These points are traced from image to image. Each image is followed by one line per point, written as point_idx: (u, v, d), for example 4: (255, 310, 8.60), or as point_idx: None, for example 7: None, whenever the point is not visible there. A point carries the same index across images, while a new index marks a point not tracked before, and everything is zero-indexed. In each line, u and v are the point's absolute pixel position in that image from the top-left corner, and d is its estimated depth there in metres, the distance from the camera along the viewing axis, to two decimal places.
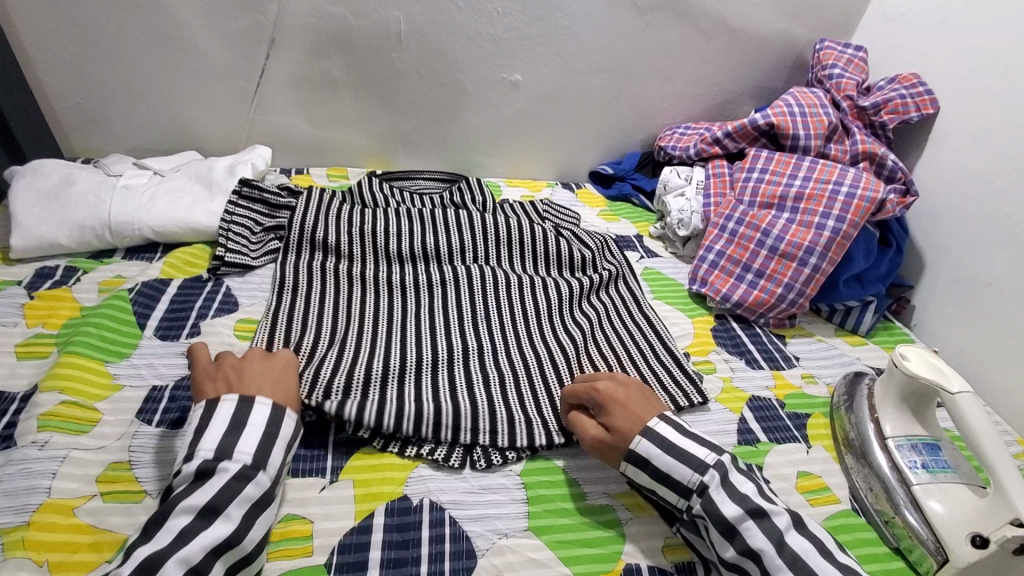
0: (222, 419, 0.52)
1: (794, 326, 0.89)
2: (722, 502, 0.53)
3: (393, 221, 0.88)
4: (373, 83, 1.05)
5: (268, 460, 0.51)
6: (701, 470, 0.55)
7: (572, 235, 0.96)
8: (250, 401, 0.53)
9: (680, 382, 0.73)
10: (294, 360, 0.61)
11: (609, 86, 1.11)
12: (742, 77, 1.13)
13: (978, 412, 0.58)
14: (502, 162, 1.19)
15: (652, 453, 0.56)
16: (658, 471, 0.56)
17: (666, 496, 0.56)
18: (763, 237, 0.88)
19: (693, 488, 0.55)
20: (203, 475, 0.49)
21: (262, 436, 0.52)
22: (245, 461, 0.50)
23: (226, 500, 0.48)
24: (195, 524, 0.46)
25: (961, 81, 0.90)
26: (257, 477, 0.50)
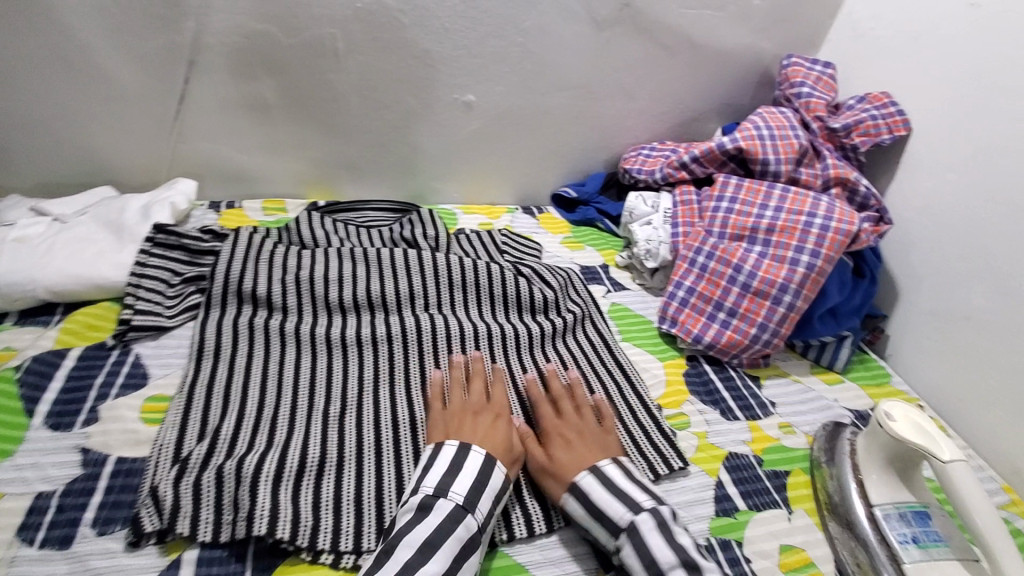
0: (440, 463, 0.57)
1: (768, 365, 0.84)
2: (653, 543, 0.53)
3: (333, 264, 0.79)
4: (312, 106, 0.95)
5: (477, 503, 0.55)
6: (634, 510, 0.55)
7: (533, 272, 0.89)
8: (467, 446, 0.58)
9: (656, 447, 0.67)
10: (500, 406, 0.65)
11: (569, 105, 1.04)
12: (708, 93, 1.07)
13: (972, 484, 0.54)
14: (458, 187, 1.11)
15: (593, 491, 0.57)
16: (596, 508, 0.56)
17: (599, 536, 0.56)
18: (735, 273, 0.83)
19: (623, 526, 0.55)
20: (423, 510, 0.53)
21: (476, 482, 0.56)
22: (460, 501, 0.54)
23: (439, 538, 0.51)
24: (416, 560, 0.50)
25: (933, 102, 0.86)
26: (467, 519, 0.53)
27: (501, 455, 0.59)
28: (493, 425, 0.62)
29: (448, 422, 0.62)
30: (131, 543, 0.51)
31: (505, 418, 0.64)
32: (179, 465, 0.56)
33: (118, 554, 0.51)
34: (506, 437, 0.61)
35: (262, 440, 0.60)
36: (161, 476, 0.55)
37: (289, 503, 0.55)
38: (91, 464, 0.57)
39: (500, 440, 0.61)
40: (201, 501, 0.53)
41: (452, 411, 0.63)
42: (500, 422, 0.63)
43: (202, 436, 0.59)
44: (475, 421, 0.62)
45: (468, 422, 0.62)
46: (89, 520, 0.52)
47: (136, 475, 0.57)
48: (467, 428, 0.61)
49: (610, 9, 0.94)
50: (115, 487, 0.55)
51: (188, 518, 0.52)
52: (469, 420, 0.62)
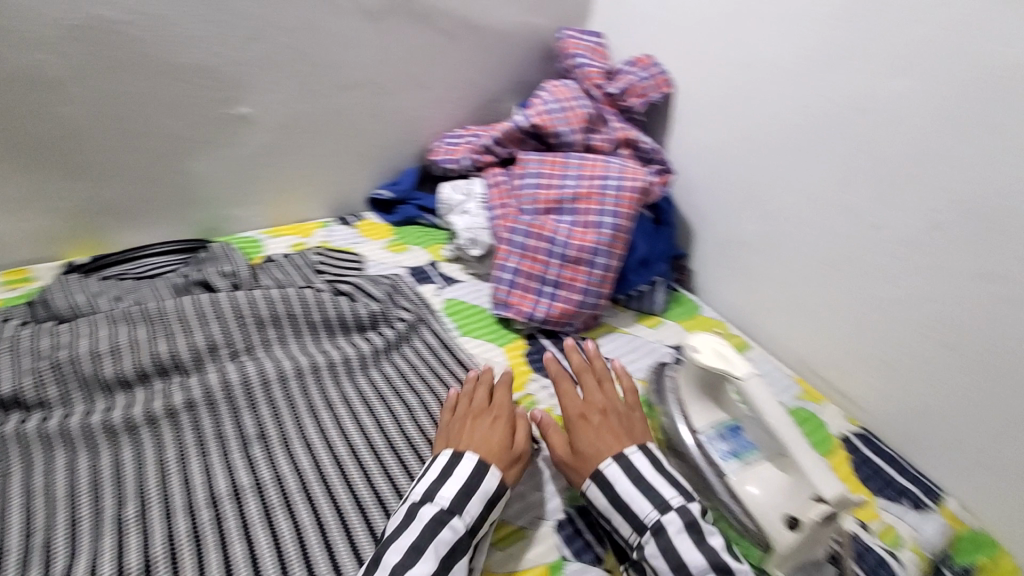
0: (432, 471, 0.59)
1: (599, 324, 0.89)
2: (697, 532, 0.56)
3: (100, 335, 0.66)
4: (38, 148, 0.78)
5: (465, 507, 0.56)
6: (681, 495, 0.59)
7: (354, 288, 0.83)
8: (462, 453, 0.60)
9: None
10: (501, 407, 0.66)
11: (360, 104, 0.98)
12: (499, 74, 1.08)
13: (764, 393, 0.62)
14: (258, 210, 1.00)
15: (619, 482, 0.60)
16: (619, 499, 0.59)
17: (623, 528, 0.59)
18: (552, 246, 0.85)
19: (658, 515, 0.58)
20: (409, 518, 0.55)
21: (463, 485, 0.57)
22: (445, 505, 0.55)
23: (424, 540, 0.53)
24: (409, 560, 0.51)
25: (686, 59, 0.96)
26: (452, 522, 0.54)
27: (496, 455, 0.60)
28: (491, 425, 0.63)
29: (450, 432, 0.63)
30: None
31: (506, 420, 0.65)
32: None
33: None
34: (505, 437, 0.62)
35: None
36: None
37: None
38: None
39: (498, 445, 0.61)
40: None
41: (458, 420, 0.65)
42: (499, 424, 0.64)
43: None
44: (476, 424, 0.64)
45: (466, 427, 0.63)
46: None
47: None
48: (468, 433, 0.62)
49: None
50: None
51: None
52: (470, 425, 0.64)
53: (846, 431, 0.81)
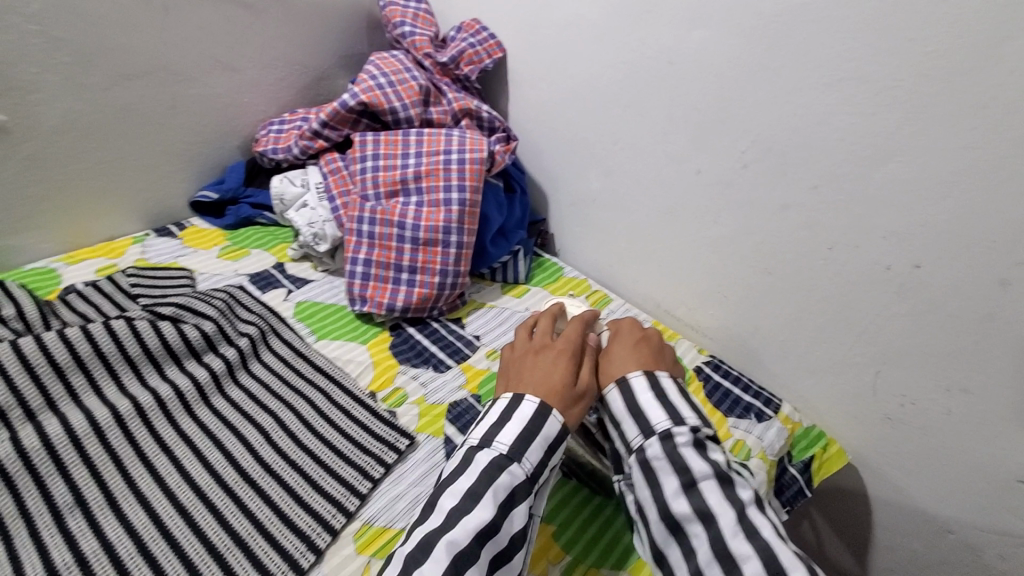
0: (491, 416, 0.58)
1: (465, 303, 0.87)
2: (685, 456, 0.55)
3: None
4: None
5: (523, 453, 0.55)
6: (675, 422, 0.56)
7: (178, 309, 0.72)
8: (520, 398, 0.58)
9: (379, 438, 0.64)
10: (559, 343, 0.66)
11: (155, 96, 0.85)
12: (321, 49, 0.99)
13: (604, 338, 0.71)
14: (46, 233, 0.83)
15: (642, 395, 0.59)
16: (637, 412, 0.58)
17: (627, 430, 0.58)
18: (401, 231, 0.81)
19: (659, 432, 0.56)
20: (467, 460, 0.55)
21: (523, 430, 0.56)
22: (505, 450, 0.55)
23: (481, 484, 0.53)
24: (459, 506, 0.51)
25: (513, 22, 0.95)
26: (512, 467, 0.54)
27: (557, 391, 0.60)
28: (548, 359, 0.63)
29: (514, 367, 0.64)
30: None
31: (549, 361, 0.63)
32: None
33: None
34: (565, 376, 0.61)
35: None
36: None
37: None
38: None
39: (554, 384, 0.60)
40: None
41: (524, 351, 0.66)
42: (559, 355, 0.64)
43: None
44: (539, 359, 0.64)
45: (528, 366, 0.63)
46: None
47: None
48: (531, 368, 0.63)
49: None
50: None
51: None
52: (533, 362, 0.64)
53: (699, 363, 0.88)
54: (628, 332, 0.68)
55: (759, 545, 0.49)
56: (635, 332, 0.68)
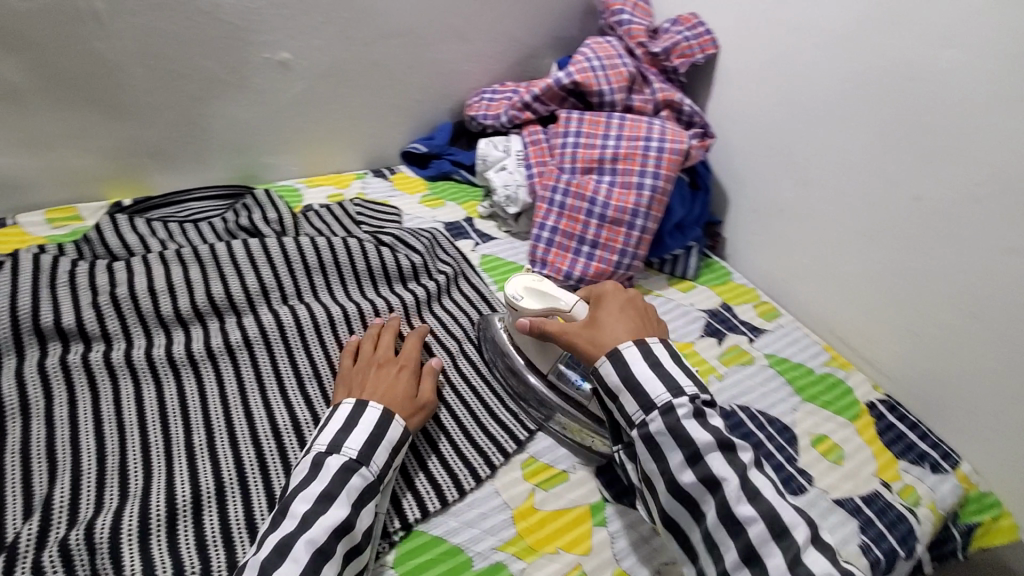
0: (335, 420, 0.55)
1: (633, 286, 0.90)
2: (688, 428, 0.53)
3: (156, 273, 0.68)
4: (81, 87, 0.77)
5: (373, 455, 0.54)
6: (675, 394, 0.54)
7: (395, 240, 0.83)
8: (364, 403, 0.57)
9: None
10: (406, 357, 0.64)
11: (399, 54, 0.96)
12: (538, 28, 1.06)
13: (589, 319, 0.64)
14: (295, 159, 0.99)
15: (637, 364, 0.56)
16: (636, 381, 0.56)
17: (626, 407, 0.55)
18: (591, 207, 0.85)
19: (659, 406, 0.54)
20: (315, 466, 0.52)
21: (371, 434, 0.55)
22: (353, 455, 0.53)
23: (338, 487, 0.51)
24: (315, 509, 0.49)
25: (734, 20, 0.95)
26: (363, 470, 0.52)
27: (400, 407, 0.58)
28: (395, 377, 0.61)
29: (353, 379, 0.61)
30: None
31: (409, 376, 0.62)
32: (7, 552, 0.46)
33: None
34: (407, 388, 0.61)
35: (113, 493, 0.52)
36: None
37: (162, 556, 0.48)
38: None
39: (399, 397, 0.59)
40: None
41: (362, 367, 0.62)
42: (402, 378, 0.62)
43: (29, 511, 0.49)
44: (380, 373, 0.61)
45: (371, 375, 0.61)
46: None
47: None
48: (372, 381, 0.60)
49: None
50: None
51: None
52: (375, 373, 0.61)
53: (873, 399, 0.83)
54: (619, 295, 0.64)
55: (765, 509, 0.50)
56: (630, 302, 0.63)
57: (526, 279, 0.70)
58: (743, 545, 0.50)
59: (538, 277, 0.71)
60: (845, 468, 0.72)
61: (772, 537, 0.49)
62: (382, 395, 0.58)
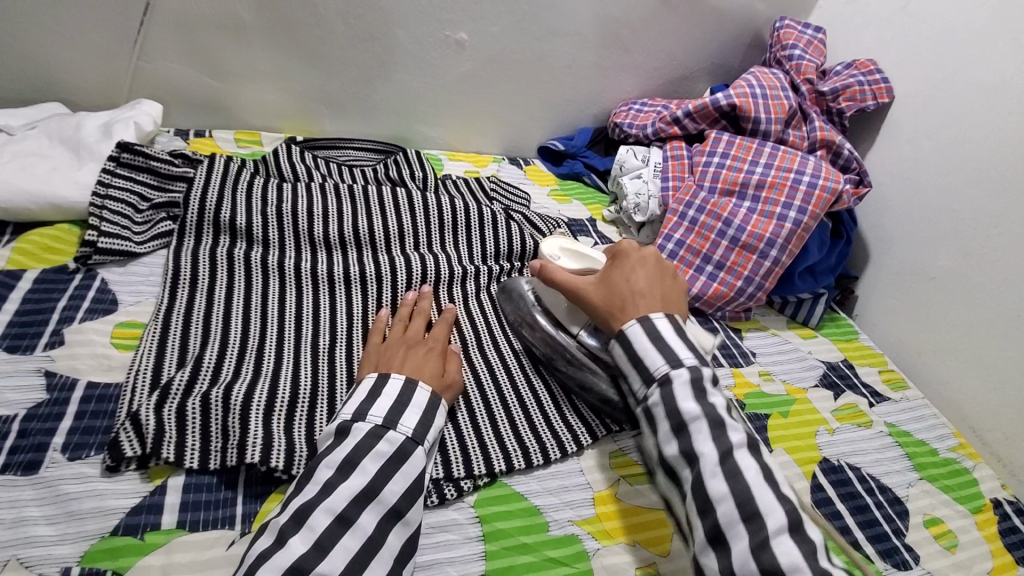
0: (360, 391, 0.53)
1: (748, 319, 0.86)
2: (678, 397, 0.52)
3: (317, 198, 0.75)
4: (290, 33, 0.87)
5: (399, 420, 0.51)
6: (674, 364, 0.53)
7: (523, 219, 0.87)
8: (386, 375, 0.54)
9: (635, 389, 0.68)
10: (437, 339, 0.61)
11: (563, 53, 1.00)
12: (701, 52, 1.07)
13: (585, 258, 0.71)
14: (444, 132, 1.06)
15: (637, 339, 0.55)
16: (635, 355, 0.55)
17: (631, 380, 0.55)
18: (724, 228, 0.83)
19: (656, 378, 0.53)
20: (342, 434, 0.50)
21: (396, 402, 0.52)
22: (379, 421, 0.50)
23: (360, 454, 0.48)
24: (336, 478, 0.47)
25: (918, 73, 0.90)
26: (390, 436, 0.50)
27: (433, 383, 0.56)
28: (425, 355, 0.58)
29: (380, 356, 0.58)
30: (109, 467, 0.48)
31: (440, 350, 0.60)
32: (161, 390, 0.52)
33: (94, 479, 0.47)
34: (435, 368, 0.57)
35: (249, 368, 0.57)
36: (139, 402, 0.51)
37: (280, 433, 0.52)
38: (58, 389, 0.52)
39: (428, 371, 0.57)
40: (180, 425, 0.50)
41: (391, 344, 0.59)
42: (433, 355, 0.59)
43: (182, 363, 0.56)
44: (408, 353, 0.58)
45: (399, 354, 0.58)
46: (59, 445, 0.48)
47: (110, 401, 0.53)
48: (400, 359, 0.57)
49: None
50: (86, 412, 0.51)
51: (173, 443, 0.49)
52: (403, 353, 0.58)
53: (999, 497, 0.73)
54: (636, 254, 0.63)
55: (744, 494, 0.47)
56: (646, 261, 0.62)
57: (558, 240, 0.74)
58: (709, 525, 0.47)
59: (573, 241, 0.74)
60: (958, 557, 0.65)
61: (739, 519, 0.46)
62: (416, 372, 0.56)
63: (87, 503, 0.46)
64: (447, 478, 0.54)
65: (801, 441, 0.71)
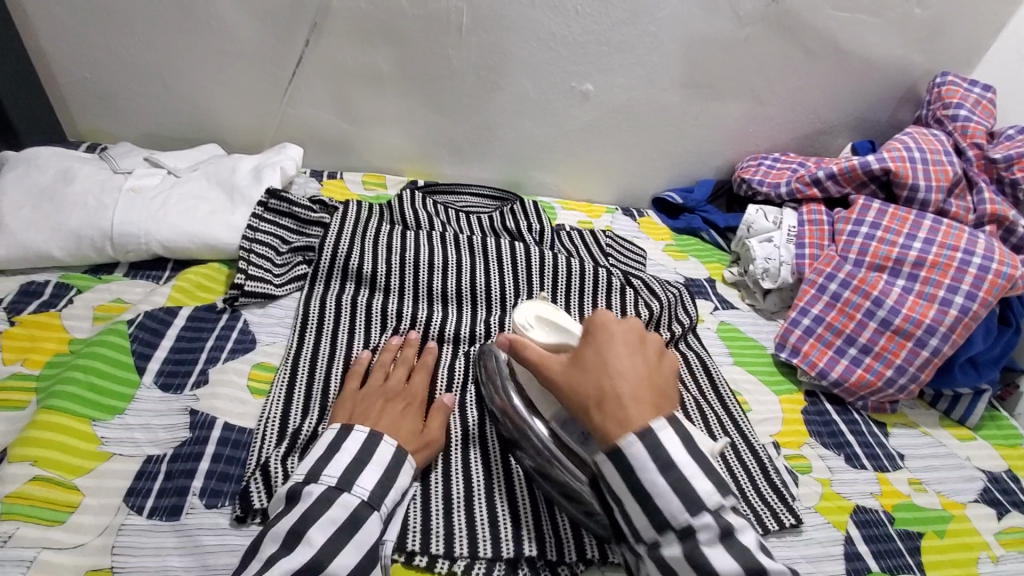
0: (319, 446, 0.51)
1: (895, 412, 0.77)
2: (711, 556, 0.42)
3: (437, 250, 0.76)
4: (423, 83, 0.90)
5: (355, 481, 0.49)
6: (696, 511, 0.42)
7: (643, 284, 0.81)
8: (350, 430, 0.52)
9: (766, 500, 0.60)
10: (416, 394, 0.60)
11: (692, 105, 0.96)
12: (845, 107, 0.99)
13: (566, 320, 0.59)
14: (559, 180, 1.04)
15: (646, 473, 0.44)
16: (641, 487, 0.44)
17: (633, 518, 0.45)
18: (874, 307, 0.76)
19: (675, 526, 0.43)
20: (292, 499, 0.47)
21: (354, 459, 0.50)
22: (332, 483, 0.48)
23: (307, 524, 0.45)
24: (279, 552, 0.44)
25: None
26: (343, 499, 0.48)
27: (407, 441, 0.54)
28: (402, 411, 0.57)
29: (356, 404, 0.57)
30: (238, 518, 0.49)
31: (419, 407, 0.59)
32: (288, 442, 0.54)
33: (227, 531, 0.49)
34: (410, 424, 0.56)
35: None
36: (269, 452, 0.54)
37: None
38: (199, 428, 0.55)
39: (404, 429, 0.55)
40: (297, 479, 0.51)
41: (373, 394, 0.58)
42: (410, 412, 0.57)
43: (307, 411, 0.58)
44: (384, 408, 0.56)
45: (375, 406, 0.56)
46: (197, 489, 0.50)
47: (243, 448, 0.54)
48: (375, 413, 0.55)
49: (756, 5, 0.86)
50: (221, 456, 0.53)
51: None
52: (380, 406, 0.57)
53: None
54: (619, 332, 0.50)
55: None
56: (632, 342, 0.50)
57: (537, 307, 0.61)
58: None
59: (554, 309, 0.61)
60: None
61: None
62: (394, 429, 0.54)
63: (221, 558, 0.47)
64: (481, 557, 0.52)
65: (960, 572, 0.61)
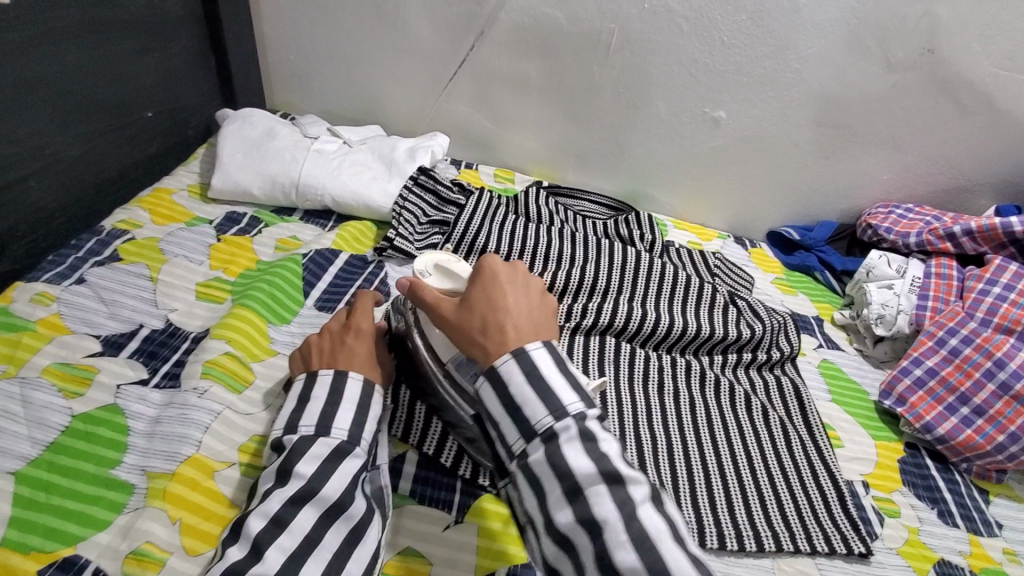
0: (290, 398, 0.53)
1: (1003, 484, 0.72)
2: (568, 458, 0.41)
3: (555, 241, 0.83)
4: (564, 93, 0.99)
5: (331, 422, 0.51)
6: (557, 415, 0.43)
7: (747, 306, 0.82)
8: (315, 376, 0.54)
9: (839, 525, 0.62)
10: (361, 324, 0.58)
11: (824, 145, 0.96)
12: (994, 166, 0.95)
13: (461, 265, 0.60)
14: (675, 199, 1.08)
15: (513, 382, 0.44)
16: (512, 400, 0.44)
17: (506, 432, 0.44)
18: (995, 368, 0.73)
19: (540, 431, 0.43)
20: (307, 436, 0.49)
21: (355, 410, 0.52)
22: (341, 436, 0.50)
23: (292, 461, 0.48)
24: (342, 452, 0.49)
25: None
26: (325, 438, 0.50)
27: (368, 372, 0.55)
28: (353, 343, 0.57)
29: (315, 353, 0.57)
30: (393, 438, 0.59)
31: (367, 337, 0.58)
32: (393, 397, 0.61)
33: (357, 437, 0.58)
34: (366, 356, 0.56)
35: None
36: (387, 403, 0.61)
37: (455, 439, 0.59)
38: None
39: (361, 362, 0.56)
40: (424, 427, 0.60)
41: (319, 339, 0.58)
42: (361, 341, 0.57)
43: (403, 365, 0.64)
44: (336, 347, 0.56)
45: (330, 349, 0.56)
46: None
47: None
48: (332, 355, 0.56)
49: (910, 53, 0.86)
50: None
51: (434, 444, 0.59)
52: (332, 347, 0.56)
53: None
54: (503, 265, 0.51)
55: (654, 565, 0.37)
56: (513, 277, 0.50)
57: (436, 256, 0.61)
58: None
59: (454, 258, 0.62)
60: None
61: None
62: (354, 365, 0.55)
63: None
64: None
65: None
